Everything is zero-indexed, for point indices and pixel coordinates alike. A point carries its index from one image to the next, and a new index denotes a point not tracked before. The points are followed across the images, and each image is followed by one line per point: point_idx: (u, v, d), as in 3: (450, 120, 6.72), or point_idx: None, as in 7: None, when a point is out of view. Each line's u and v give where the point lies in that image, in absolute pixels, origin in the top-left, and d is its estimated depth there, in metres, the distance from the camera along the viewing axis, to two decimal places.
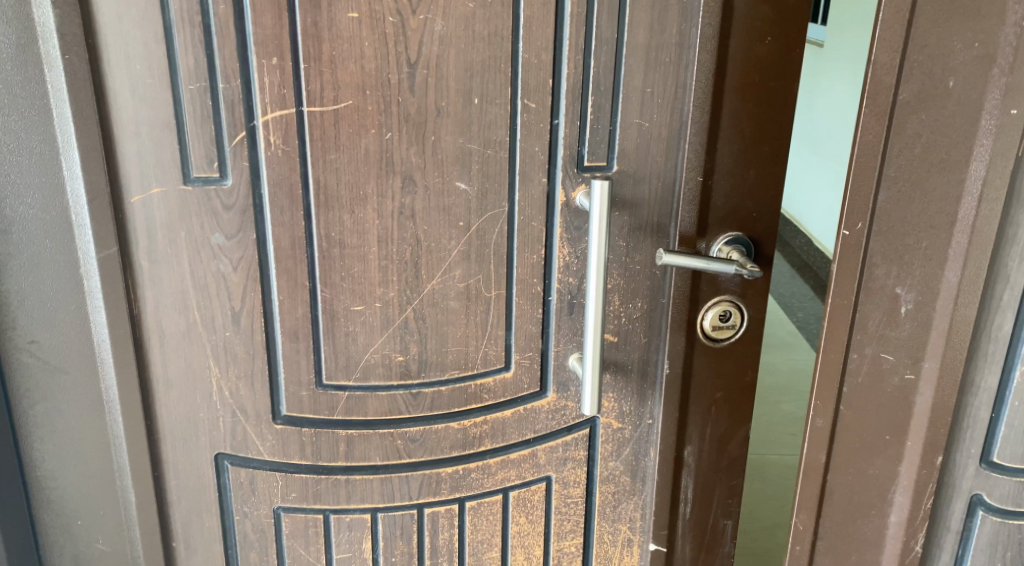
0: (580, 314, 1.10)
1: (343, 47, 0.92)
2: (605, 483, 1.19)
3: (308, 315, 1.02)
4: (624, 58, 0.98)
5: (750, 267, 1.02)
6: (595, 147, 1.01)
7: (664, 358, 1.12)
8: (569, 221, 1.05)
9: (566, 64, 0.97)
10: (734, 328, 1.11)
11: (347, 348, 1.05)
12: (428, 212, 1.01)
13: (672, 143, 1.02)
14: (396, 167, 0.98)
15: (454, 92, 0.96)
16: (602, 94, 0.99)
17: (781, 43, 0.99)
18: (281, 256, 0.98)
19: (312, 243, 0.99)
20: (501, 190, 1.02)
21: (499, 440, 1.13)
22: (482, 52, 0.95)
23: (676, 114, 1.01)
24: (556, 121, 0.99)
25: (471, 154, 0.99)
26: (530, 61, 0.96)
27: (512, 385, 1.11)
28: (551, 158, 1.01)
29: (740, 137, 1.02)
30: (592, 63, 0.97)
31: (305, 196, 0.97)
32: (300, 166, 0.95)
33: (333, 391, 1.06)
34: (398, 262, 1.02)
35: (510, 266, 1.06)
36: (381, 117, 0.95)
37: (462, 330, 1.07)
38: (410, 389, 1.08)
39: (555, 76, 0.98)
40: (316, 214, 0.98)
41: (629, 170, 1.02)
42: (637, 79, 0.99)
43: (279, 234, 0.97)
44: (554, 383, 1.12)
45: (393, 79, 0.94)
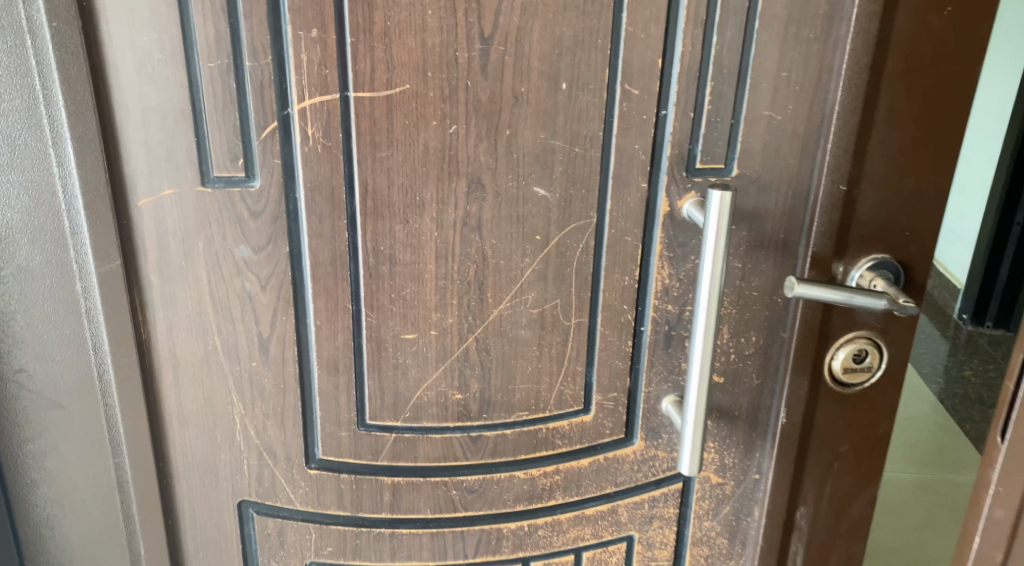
0: (678, 349, 0.90)
1: (400, 16, 0.73)
2: (698, 546, 0.99)
3: (350, 343, 0.84)
4: (755, 34, 0.77)
5: (902, 302, 0.81)
6: (710, 145, 0.81)
7: (781, 405, 0.92)
8: (672, 235, 0.85)
9: (681, 41, 0.77)
10: (870, 371, 0.90)
11: (396, 384, 0.86)
12: (497, 223, 0.82)
13: (807, 143, 0.81)
14: (461, 167, 0.79)
15: (538, 75, 0.76)
16: (724, 80, 0.78)
17: (965, 17, 0.76)
18: (319, 274, 0.80)
19: (357, 258, 0.81)
20: (591, 197, 0.82)
21: (573, 494, 0.94)
22: (575, 24, 0.75)
23: (817, 106, 0.80)
24: (664, 112, 0.79)
25: (554, 152, 0.80)
26: (635, 36, 0.76)
27: (592, 430, 0.92)
28: (654, 158, 0.81)
29: (899, 136, 0.79)
30: (715, 40, 0.77)
31: (349, 202, 0.78)
32: (345, 164, 0.77)
33: (379, 433, 0.88)
34: (460, 283, 0.84)
35: (597, 290, 0.86)
36: (445, 106, 0.76)
37: (534, 365, 0.88)
38: (470, 431, 0.90)
39: (666, 56, 0.77)
40: (362, 224, 0.79)
41: (752, 175, 0.82)
42: (770, 62, 0.78)
43: (317, 247, 0.79)
44: (642, 429, 0.93)
45: (462, 57, 0.75)
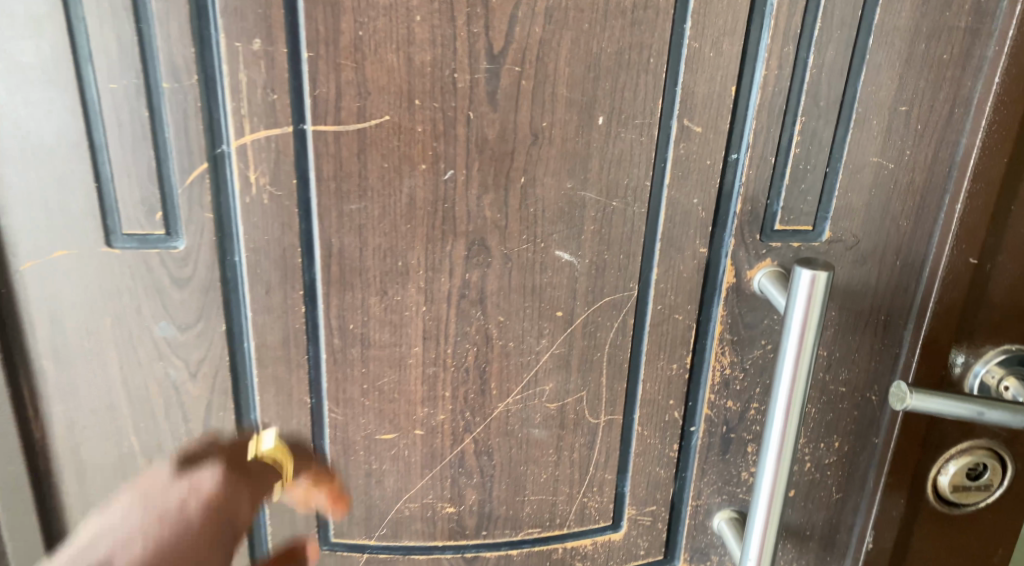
0: (737, 456, 0.70)
1: (377, 23, 0.54)
2: None
3: (308, 446, 0.64)
4: (865, 55, 0.57)
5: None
6: (795, 200, 0.61)
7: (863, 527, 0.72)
8: (737, 314, 0.64)
9: (763, 62, 0.57)
10: (988, 490, 0.69)
11: (368, 495, 0.66)
12: (505, 295, 0.62)
13: (922, 200, 0.61)
14: (458, 224, 0.59)
15: (566, 106, 0.57)
16: (817, 116, 0.58)
17: None
18: (267, 359, 0.61)
19: (317, 339, 0.61)
20: (631, 264, 0.62)
21: None
22: (618, 37, 0.55)
23: (942, 152, 0.60)
24: (735, 156, 0.59)
25: (584, 206, 0.60)
26: (700, 54, 0.56)
27: (622, 551, 0.71)
28: (718, 216, 0.61)
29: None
30: (809, 62, 0.57)
31: (307, 268, 0.59)
32: (301, 219, 0.57)
33: (346, 553, 0.68)
34: (456, 371, 0.63)
35: (636, 380, 0.66)
36: (438, 144, 0.57)
37: (550, 471, 0.67)
38: (464, 552, 0.68)
39: (741, 82, 0.57)
40: (323, 296, 0.60)
41: (848, 242, 0.62)
42: (883, 92, 0.58)
43: (266, 326, 0.60)
44: (687, 549, 0.72)
45: (463, 80, 0.55)
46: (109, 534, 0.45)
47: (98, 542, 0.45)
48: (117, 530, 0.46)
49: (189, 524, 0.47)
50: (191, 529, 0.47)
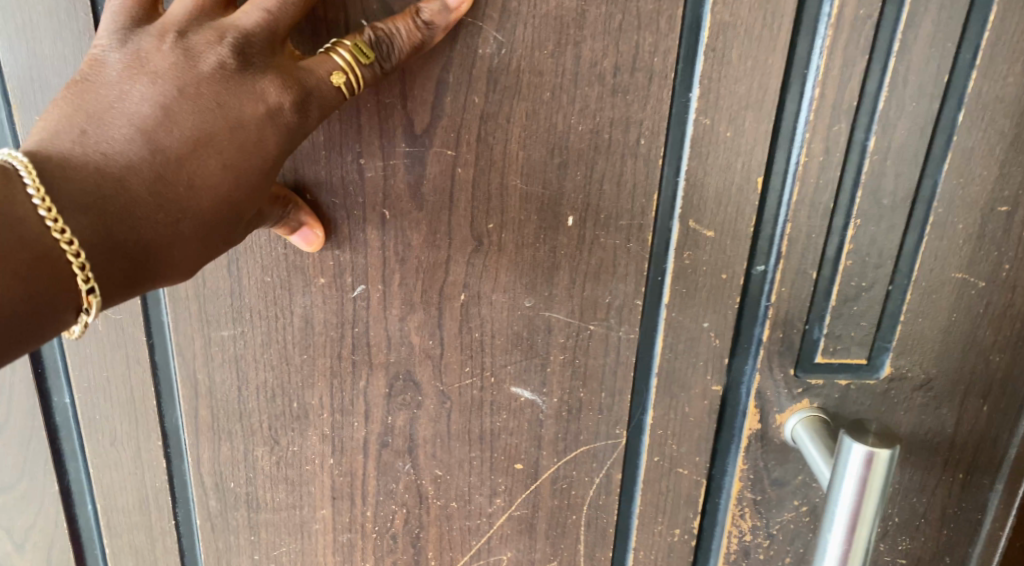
0: None
1: None
2: None
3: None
4: (951, 136, 0.40)
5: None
6: (845, 328, 0.43)
7: None
8: (764, 469, 0.47)
9: (803, 144, 0.40)
10: None
11: None
12: (444, 444, 0.45)
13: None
14: (376, 354, 0.43)
15: (523, 201, 0.40)
16: (882, 217, 0.41)
17: None
18: (119, 525, 0.45)
19: (187, 499, 0.45)
20: (617, 405, 0.45)
21: None
22: (595, 110, 0.39)
23: None
24: (759, 268, 0.42)
25: (550, 332, 0.43)
26: (716, 133, 0.39)
27: None
28: (736, 343, 0.44)
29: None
30: (869, 146, 0.40)
31: (165, 411, 0.43)
32: (151, 349, 0.42)
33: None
34: (378, 537, 0.47)
35: (625, 548, 0.49)
36: (343, 251, 0.41)
37: None
38: None
39: (771, 171, 0.41)
40: (190, 447, 0.44)
41: (916, 382, 0.45)
42: (976, 187, 0.41)
43: (113, 485, 0.44)
44: None
45: (374, 167, 0.39)
46: (113, 113, 0.32)
47: (104, 124, 0.32)
48: (128, 99, 0.32)
49: (227, 89, 0.33)
50: (237, 101, 0.33)
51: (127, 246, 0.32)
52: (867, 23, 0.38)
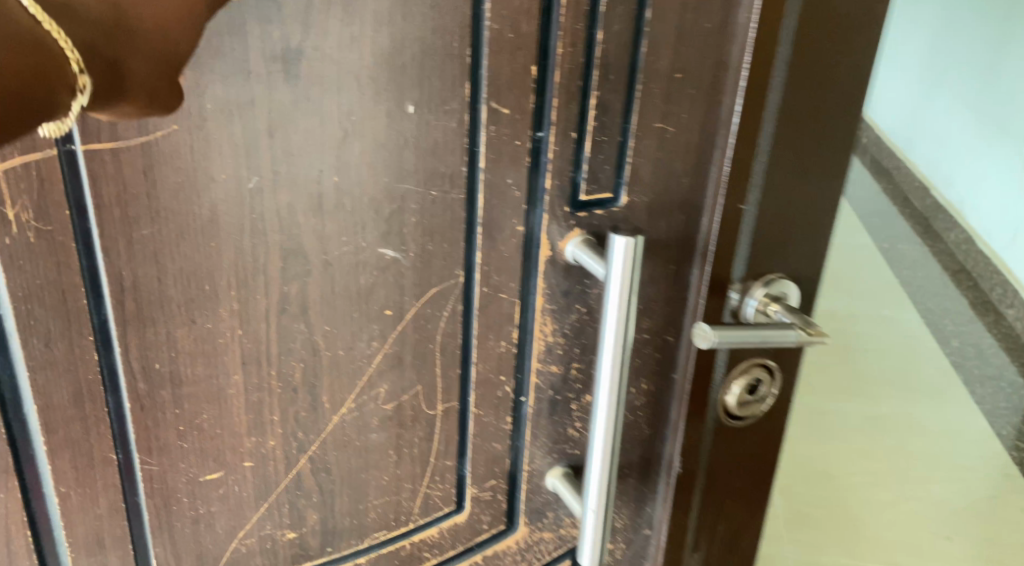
0: (564, 415, 0.70)
1: None
2: None
3: (120, 506, 0.56)
4: (645, 27, 0.60)
5: (815, 332, 0.66)
6: (597, 169, 0.62)
7: (676, 450, 0.74)
8: (556, 285, 0.65)
9: (558, 40, 0.57)
10: (762, 400, 0.75)
11: (199, 543, 0.59)
12: (330, 302, 0.57)
13: (703, 157, 0.66)
14: (270, 235, 0.54)
15: (376, 98, 0.54)
16: (611, 87, 0.60)
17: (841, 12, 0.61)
18: (56, 422, 0.52)
19: (118, 387, 0.53)
20: (455, 252, 0.60)
21: None
22: (421, 24, 0.53)
23: (713, 114, 0.64)
24: (540, 134, 0.60)
25: (404, 198, 0.57)
26: (503, 36, 0.56)
27: (465, 531, 0.70)
28: (532, 193, 0.62)
29: (812, 142, 0.65)
30: (598, 37, 0.58)
31: (95, 309, 0.51)
32: (79, 254, 0.49)
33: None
34: (282, 391, 0.58)
35: (468, 364, 0.64)
36: (242, 151, 0.51)
37: (390, 473, 0.65)
38: None
39: (542, 61, 0.58)
40: (118, 338, 0.52)
41: (643, 203, 0.65)
42: (663, 61, 0.61)
43: (49, 385, 0.51)
44: (525, 513, 0.72)
45: (259, 77, 0.50)
46: None
47: None
48: None
49: None
50: None
51: (106, 60, 0.41)
52: None
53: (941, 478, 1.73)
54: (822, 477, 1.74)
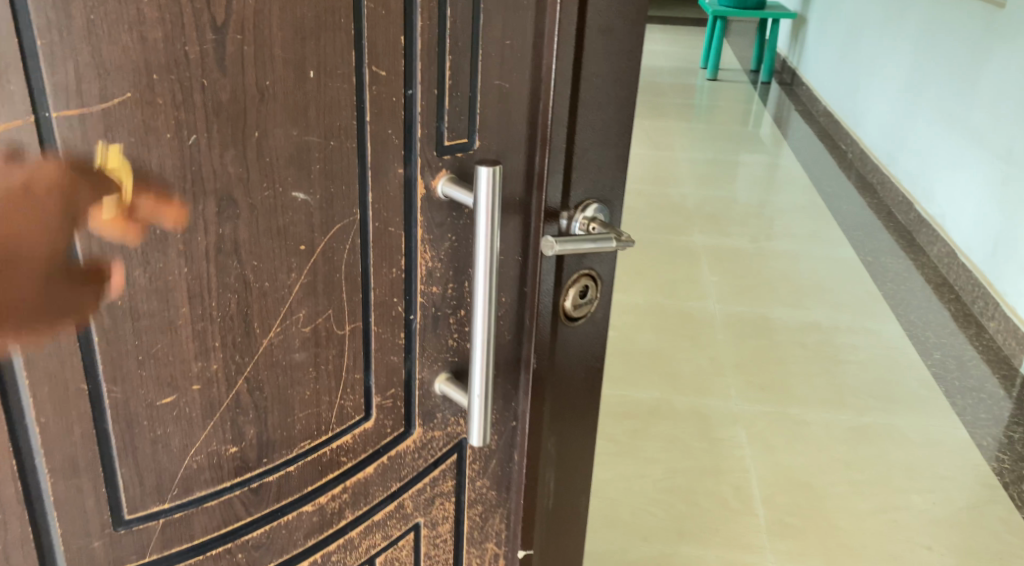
0: (446, 328, 0.85)
1: (108, 7, 0.56)
2: (474, 506, 0.96)
3: (91, 433, 0.65)
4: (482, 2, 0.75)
5: (626, 236, 0.88)
6: (455, 120, 0.77)
7: (531, 347, 0.92)
8: (430, 217, 0.79)
9: (419, 15, 0.72)
10: (590, 304, 0.95)
11: (158, 462, 0.69)
12: (256, 241, 0.68)
13: (532, 107, 0.83)
14: (207, 184, 0.64)
15: (283, 65, 0.66)
16: (460, 52, 0.75)
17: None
18: (37, 358, 0.60)
19: (88, 323, 0.62)
20: (351, 193, 0.73)
21: (361, 506, 0.85)
22: (314, 4, 0.66)
23: (537, 72, 0.82)
24: (410, 91, 0.74)
25: (309, 148, 0.69)
26: (376, 12, 0.70)
27: (373, 435, 0.83)
28: (407, 142, 0.76)
29: (599, 89, 0.87)
30: (449, 12, 0.73)
31: (67, 254, 0.59)
32: (54, 207, 0.58)
33: (141, 526, 0.70)
34: (221, 320, 0.68)
35: (367, 289, 0.77)
36: (182, 114, 0.61)
37: (312, 388, 0.77)
38: (250, 484, 0.75)
39: (407, 32, 0.72)
40: (87, 280, 0.60)
41: (492, 147, 0.81)
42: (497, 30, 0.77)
43: (31, 324, 0.59)
44: (420, 416, 0.87)
45: (193, 52, 0.61)
46: None
47: None
48: None
49: None
50: None
51: None
52: None
53: (914, 489, 2.27)
54: (823, 496, 2.23)
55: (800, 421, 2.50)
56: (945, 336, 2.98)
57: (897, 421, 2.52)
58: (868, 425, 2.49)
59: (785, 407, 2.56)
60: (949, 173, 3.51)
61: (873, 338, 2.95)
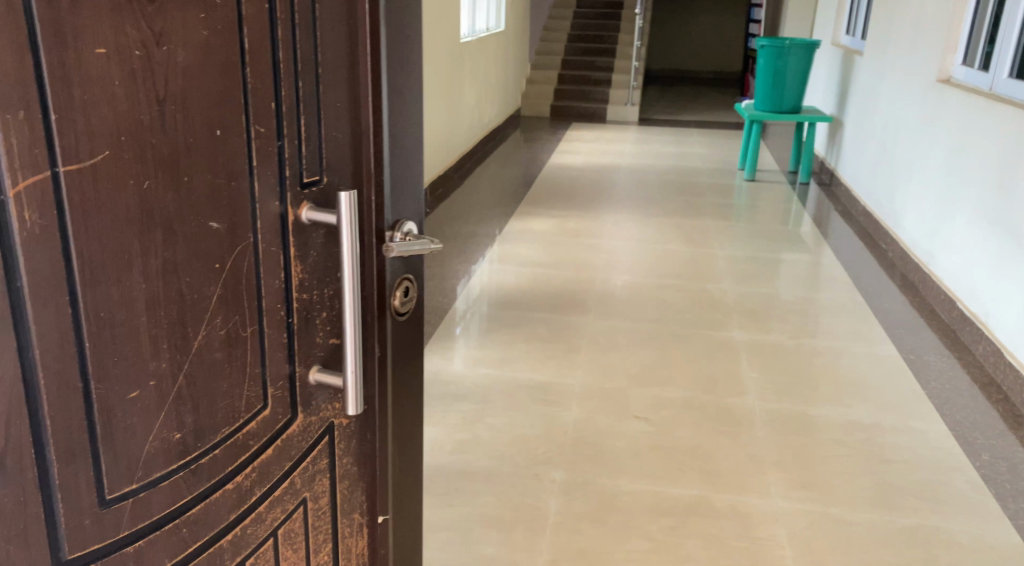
0: (312, 326, 1.11)
1: (94, 91, 0.80)
2: (342, 481, 1.22)
3: (84, 423, 0.86)
4: (320, 75, 1.02)
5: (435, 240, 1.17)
6: (309, 162, 1.03)
7: (376, 344, 1.17)
8: (297, 238, 1.04)
9: (283, 86, 0.97)
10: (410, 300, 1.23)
11: (127, 446, 0.91)
12: (188, 262, 0.92)
13: (359, 150, 1.10)
14: (156, 218, 0.88)
15: (199, 126, 0.89)
16: (309, 112, 1.01)
17: (398, 63, 1.13)
18: (49, 360, 0.81)
19: (80, 329, 0.84)
20: (245, 223, 0.97)
21: (266, 483, 1.09)
22: (218, 81, 0.90)
23: (356, 125, 1.08)
24: (280, 143, 0.99)
25: (219, 189, 0.93)
26: (256, 86, 0.94)
27: (270, 421, 1.07)
28: (279, 180, 1.00)
29: (400, 134, 1.15)
30: (300, 84, 0.99)
31: (69, 275, 0.81)
32: (60, 238, 0.80)
33: (117, 504, 0.91)
34: (167, 327, 0.92)
35: (260, 298, 1.01)
36: (139, 166, 0.85)
37: (228, 380, 1.00)
38: (189, 466, 0.98)
39: (275, 100, 0.97)
40: (81, 296, 0.83)
41: (335, 182, 1.07)
42: (332, 95, 1.04)
43: (44, 332, 0.80)
44: (302, 403, 1.12)
45: (145, 120, 0.84)
46: None
47: None
48: None
49: None
50: None
51: None
52: (288, 33, 0.96)
53: None
54: None
55: (844, 521, 2.87)
56: (994, 438, 3.44)
57: (941, 521, 2.88)
58: (907, 530, 2.83)
59: (825, 507, 2.94)
60: (1016, 280, 4.01)
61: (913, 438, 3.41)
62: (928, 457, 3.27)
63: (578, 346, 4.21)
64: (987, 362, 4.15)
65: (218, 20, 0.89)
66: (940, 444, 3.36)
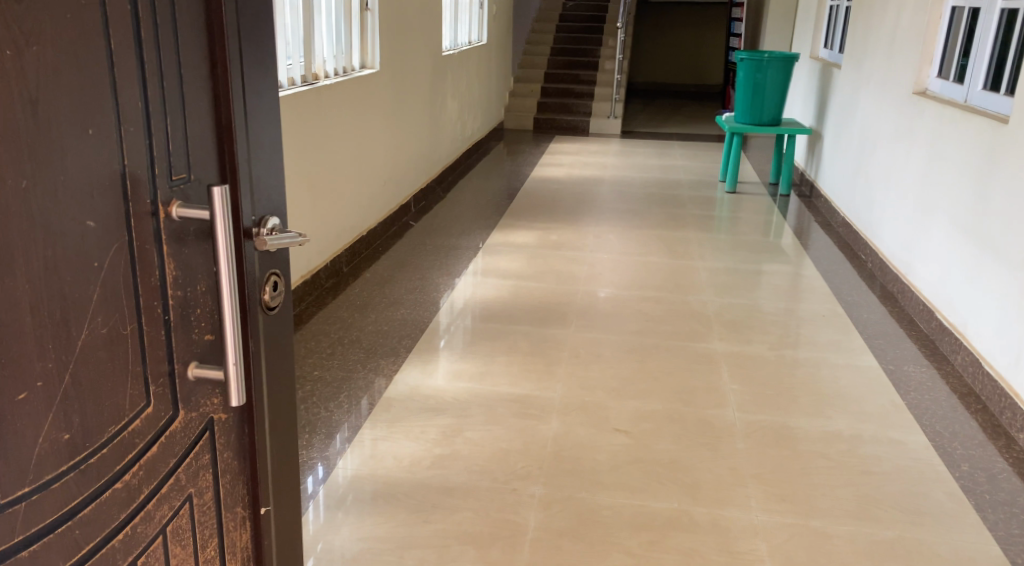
0: (189, 322, 1.11)
1: None
2: (224, 476, 1.24)
3: None
4: (182, 73, 1.03)
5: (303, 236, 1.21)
6: (177, 160, 1.04)
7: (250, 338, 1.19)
8: (171, 236, 1.05)
9: (148, 85, 0.98)
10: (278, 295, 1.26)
11: (17, 449, 0.90)
12: (67, 261, 0.91)
13: (222, 147, 1.12)
14: (35, 217, 0.87)
15: (70, 126, 0.89)
16: (173, 110, 1.03)
17: (254, 61, 1.16)
18: None
19: None
20: (118, 221, 0.97)
21: (153, 480, 1.09)
22: (85, 80, 0.91)
23: (217, 123, 1.10)
24: (148, 141, 0.99)
25: (93, 188, 0.93)
26: (122, 85, 0.95)
27: (153, 419, 1.08)
28: (148, 177, 1.00)
29: (258, 129, 1.18)
30: (163, 83, 1.00)
31: None
32: None
33: (10, 509, 0.90)
34: (52, 326, 0.91)
35: (137, 296, 1.02)
36: (15, 166, 0.84)
37: (111, 379, 1.00)
38: (79, 467, 0.97)
39: (142, 98, 0.98)
40: None
41: (200, 178, 1.08)
42: (194, 93, 1.06)
43: None
44: (182, 400, 1.12)
45: (18, 119, 0.84)
46: None
47: None
48: None
49: None
50: None
51: None
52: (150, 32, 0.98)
53: None
54: None
55: (824, 535, 2.86)
56: (973, 449, 3.44)
57: (923, 533, 2.88)
58: (889, 543, 2.82)
59: (806, 519, 2.93)
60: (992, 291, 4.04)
61: (887, 448, 3.42)
62: (906, 468, 3.27)
63: (558, 359, 4.20)
64: (966, 372, 4.16)
65: (83, 20, 0.90)
66: (920, 455, 3.37)
